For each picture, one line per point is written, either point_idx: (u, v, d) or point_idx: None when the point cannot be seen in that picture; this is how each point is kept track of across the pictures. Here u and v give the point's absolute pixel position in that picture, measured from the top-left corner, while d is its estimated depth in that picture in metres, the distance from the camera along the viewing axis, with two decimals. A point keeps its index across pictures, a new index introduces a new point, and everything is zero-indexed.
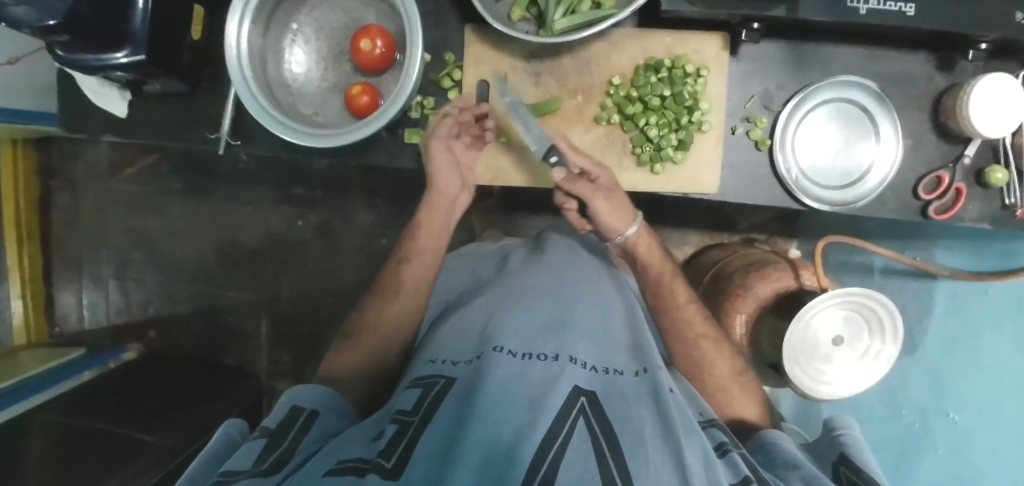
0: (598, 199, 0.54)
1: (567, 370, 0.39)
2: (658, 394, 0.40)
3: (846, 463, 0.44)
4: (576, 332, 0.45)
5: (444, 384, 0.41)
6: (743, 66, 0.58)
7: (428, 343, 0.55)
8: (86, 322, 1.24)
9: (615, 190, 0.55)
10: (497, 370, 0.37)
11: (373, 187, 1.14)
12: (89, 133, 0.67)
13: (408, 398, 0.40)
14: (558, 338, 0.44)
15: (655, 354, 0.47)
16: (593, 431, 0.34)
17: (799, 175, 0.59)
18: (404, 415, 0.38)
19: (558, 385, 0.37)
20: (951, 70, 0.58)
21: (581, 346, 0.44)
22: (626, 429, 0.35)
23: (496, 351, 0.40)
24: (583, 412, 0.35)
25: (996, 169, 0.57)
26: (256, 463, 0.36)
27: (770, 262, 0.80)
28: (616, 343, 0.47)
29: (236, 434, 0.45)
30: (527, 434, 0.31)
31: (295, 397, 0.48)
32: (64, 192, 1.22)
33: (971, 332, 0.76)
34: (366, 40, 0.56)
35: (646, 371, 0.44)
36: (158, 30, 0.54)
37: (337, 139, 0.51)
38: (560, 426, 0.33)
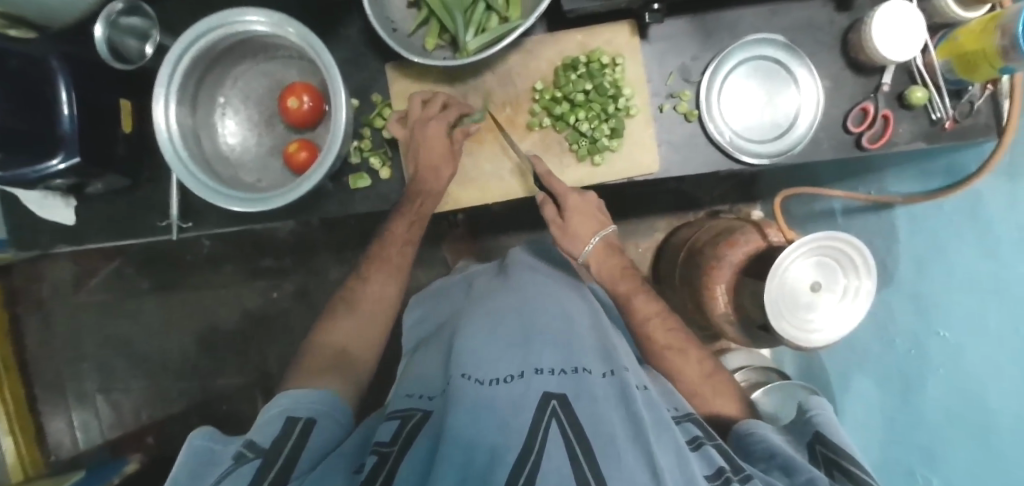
0: (571, 197, 0.59)
1: (534, 382, 0.41)
2: (625, 392, 0.41)
3: (820, 442, 0.45)
4: (541, 346, 0.47)
5: (420, 418, 0.43)
6: (656, 46, 0.61)
7: (404, 375, 0.56)
8: (81, 444, 1.20)
9: (587, 197, 0.61)
10: (464, 396, 0.39)
11: (342, 243, 1.14)
12: (42, 246, 0.67)
13: (386, 430, 0.42)
14: (523, 354, 0.46)
15: (622, 355, 0.49)
16: (566, 436, 0.35)
17: (733, 136, 0.61)
18: (381, 445, 0.39)
19: (526, 403, 0.39)
20: (848, 7, 0.61)
21: (547, 355, 0.45)
22: (597, 427, 0.36)
23: (463, 379, 0.42)
24: (555, 416, 0.37)
25: (915, 89, 0.60)
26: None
27: (736, 229, 0.81)
28: (584, 345, 0.48)
29: (210, 443, 0.43)
30: (502, 453, 0.33)
31: (290, 405, 0.48)
32: (33, 317, 1.19)
33: (940, 252, 0.68)
34: (293, 98, 0.57)
35: (613, 373, 0.44)
36: (89, 129, 0.55)
37: (281, 198, 0.52)
38: (532, 440, 0.35)
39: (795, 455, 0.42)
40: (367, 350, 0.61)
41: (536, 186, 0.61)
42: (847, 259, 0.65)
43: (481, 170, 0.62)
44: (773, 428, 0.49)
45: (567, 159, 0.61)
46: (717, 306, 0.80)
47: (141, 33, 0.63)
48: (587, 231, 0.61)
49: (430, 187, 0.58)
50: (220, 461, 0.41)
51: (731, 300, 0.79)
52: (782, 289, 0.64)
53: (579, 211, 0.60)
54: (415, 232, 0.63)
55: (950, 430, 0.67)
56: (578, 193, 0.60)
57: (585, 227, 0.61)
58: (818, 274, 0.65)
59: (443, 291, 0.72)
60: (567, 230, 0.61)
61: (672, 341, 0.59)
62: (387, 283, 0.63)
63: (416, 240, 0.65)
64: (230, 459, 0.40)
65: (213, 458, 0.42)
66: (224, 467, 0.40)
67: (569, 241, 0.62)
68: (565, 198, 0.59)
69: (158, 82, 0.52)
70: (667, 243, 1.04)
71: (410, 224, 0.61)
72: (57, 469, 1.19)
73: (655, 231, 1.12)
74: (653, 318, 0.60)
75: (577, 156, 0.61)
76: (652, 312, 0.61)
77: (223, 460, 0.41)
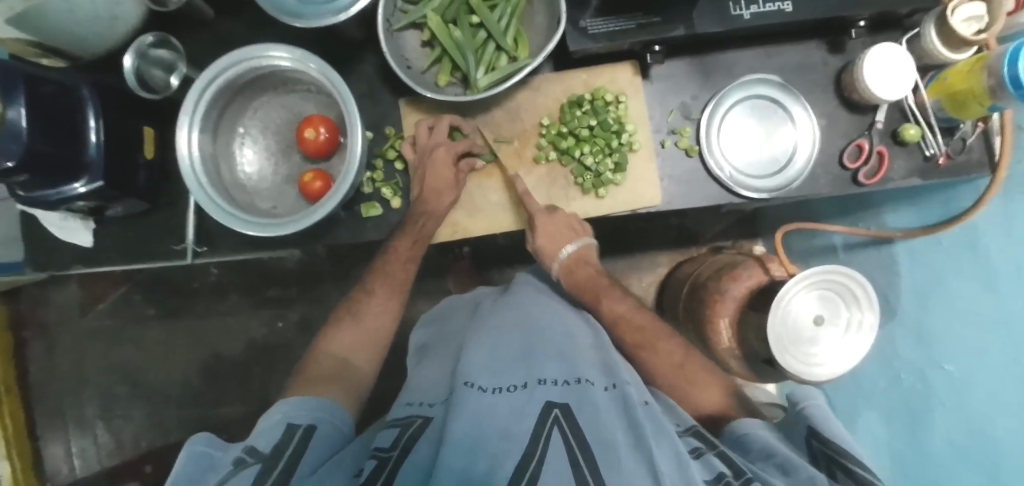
0: (541, 218, 0.60)
1: (536, 392, 0.42)
2: (626, 402, 0.42)
3: (816, 437, 0.47)
4: (544, 359, 0.48)
5: (421, 422, 0.44)
6: (657, 85, 0.64)
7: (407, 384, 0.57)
8: (78, 470, 1.19)
9: (560, 213, 0.61)
10: (467, 403, 0.40)
11: (347, 273, 1.15)
12: (58, 267, 0.68)
13: (387, 436, 0.43)
14: (526, 366, 0.47)
15: (623, 369, 0.49)
16: (568, 443, 0.36)
17: (733, 172, 0.63)
18: (381, 451, 0.40)
19: (528, 412, 0.40)
20: (841, 50, 0.64)
21: (548, 367, 0.46)
22: (598, 436, 0.37)
23: (467, 387, 0.42)
24: (557, 423, 0.38)
25: (908, 127, 0.62)
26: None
27: (738, 264, 0.82)
28: (586, 359, 0.50)
29: (207, 448, 0.43)
30: (503, 461, 0.34)
31: (290, 413, 0.49)
32: (38, 341, 1.20)
33: (940, 283, 0.69)
34: (310, 129, 0.60)
35: (615, 386, 0.45)
36: (114, 156, 0.58)
37: (296, 224, 0.54)
38: (534, 448, 0.36)
39: (793, 454, 0.42)
40: (368, 361, 0.63)
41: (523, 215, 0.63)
42: (848, 292, 0.65)
43: (489, 202, 0.64)
44: (768, 427, 0.48)
45: (572, 191, 0.63)
46: (721, 339, 0.81)
47: (168, 64, 0.66)
48: (557, 249, 0.62)
49: (433, 208, 0.60)
50: (220, 465, 0.41)
51: (734, 335, 0.80)
52: (784, 321, 0.65)
53: (548, 233, 0.61)
54: (418, 250, 0.63)
55: (957, 461, 0.65)
56: (548, 213, 0.60)
57: (556, 247, 0.62)
58: (821, 307, 0.66)
59: (447, 313, 0.73)
60: (538, 250, 0.62)
61: (662, 355, 0.60)
62: (390, 295, 0.65)
63: (418, 259, 0.65)
64: (231, 462, 0.40)
65: (214, 462, 0.42)
66: (225, 470, 0.40)
67: (543, 260, 0.63)
68: (535, 220, 0.60)
69: (184, 112, 0.55)
70: (670, 279, 1.06)
71: (413, 243, 0.62)
72: None
73: (657, 266, 1.13)
74: (647, 341, 0.62)
75: (582, 189, 0.63)
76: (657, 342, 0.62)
77: (223, 464, 0.41)
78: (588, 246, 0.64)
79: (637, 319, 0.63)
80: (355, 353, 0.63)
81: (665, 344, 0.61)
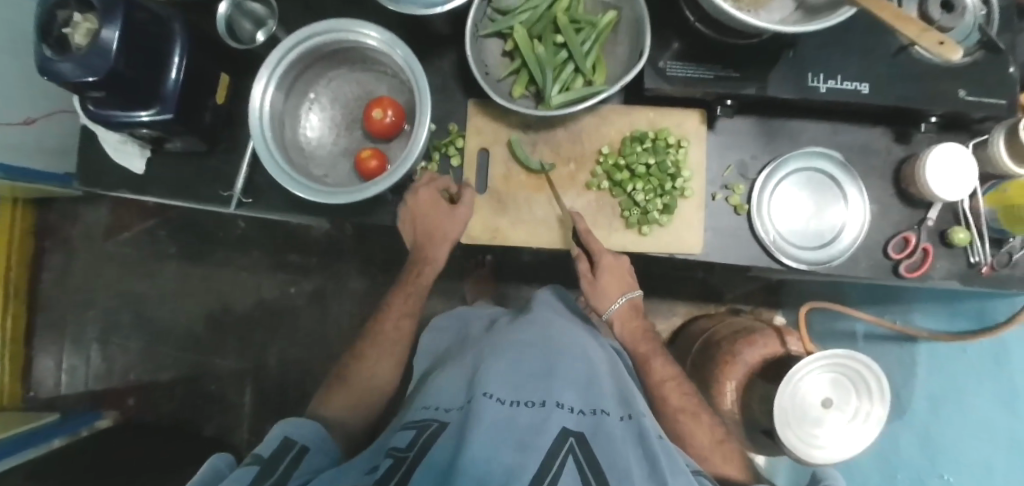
0: (604, 255, 0.61)
1: (554, 414, 0.42)
2: (644, 438, 0.43)
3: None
4: (564, 382, 0.48)
5: (437, 426, 0.43)
6: (720, 138, 0.65)
7: (420, 392, 0.56)
8: (62, 388, 1.20)
9: (621, 260, 0.63)
10: (486, 412, 0.40)
11: (368, 257, 1.17)
12: (105, 187, 0.70)
13: (403, 437, 0.43)
14: (546, 386, 0.47)
15: (640, 402, 0.50)
16: (581, 469, 0.37)
17: (777, 237, 0.63)
18: (398, 450, 0.40)
19: (546, 428, 0.40)
20: (907, 140, 0.64)
21: (568, 392, 0.46)
22: (615, 468, 0.38)
23: (485, 397, 0.42)
24: (572, 451, 0.38)
25: (958, 230, 0.61)
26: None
27: (756, 329, 0.83)
28: (604, 389, 0.50)
29: (223, 467, 0.43)
30: (517, 474, 0.34)
31: (291, 429, 0.48)
32: (58, 253, 1.22)
33: (959, 391, 0.69)
34: (378, 110, 0.61)
35: (632, 417, 0.46)
36: (187, 93, 0.59)
37: (347, 196, 0.55)
38: (549, 463, 0.37)
39: None
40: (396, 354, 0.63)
41: (572, 241, 0.63)
42: (863, 383, 0.64)
43: (532, 213, 0.64)
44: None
45: (615, 223, 0.64)
46: (724, 401, 0.79)
47: (258, 19, 0.68)
48: (614, 291, 0.63)
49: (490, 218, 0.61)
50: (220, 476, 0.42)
51: (738, 398, 0.78)
52: (792, 399, 0.64)
53: (611, 273, 0.62)
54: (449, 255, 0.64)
55: None
56: (612, 254, 0.62)
57: (613, 288, 0.63)
58: (831, 391, 0.64)
59: (467, 320, 0.74)
60: (597, 288, 0.63)
61: (685, 404, 0.60)
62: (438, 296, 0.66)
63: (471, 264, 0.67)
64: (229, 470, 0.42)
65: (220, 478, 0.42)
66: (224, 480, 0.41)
67: (597, 298, 0.64)
68: (598, 256, 0.61)
69: (265, 66, 0.57)
70: (681, 333, 1.06)
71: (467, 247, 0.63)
72: (32, 407, 1.19)
73: (673, 314, 1.13)
74: (668, 383, 0.62)
75: (626, 222, 0.63)
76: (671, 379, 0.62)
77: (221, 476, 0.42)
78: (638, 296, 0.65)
79: (664, 367, 0.63)
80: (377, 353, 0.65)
81: (685, 392, 0.62)
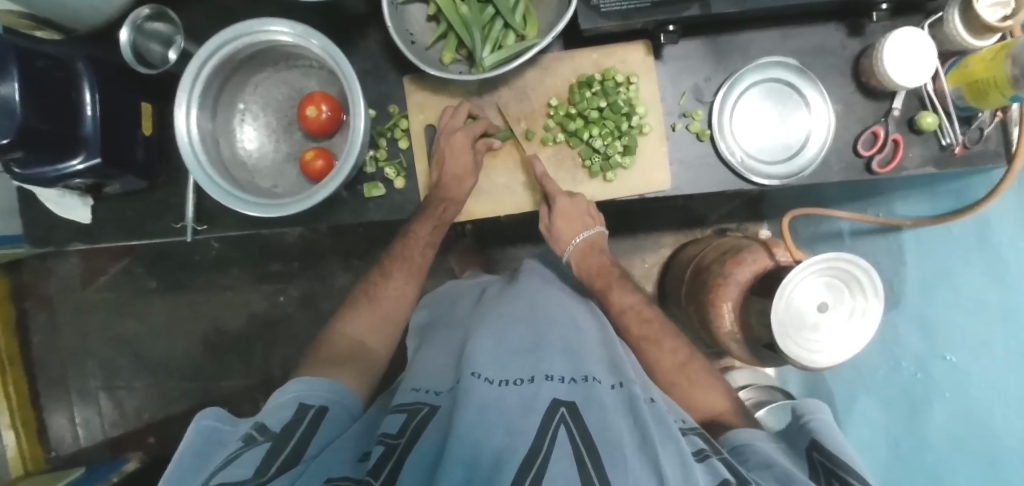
0: (561, 198, 0.61)
1: (543, 389, 0.44)
2: (632, 404, 0.44)
3: (817, 449, 0.46)
4: (550, 355, 0.50)
5: (428, 410, 0.46)
6: (670, 66, 0.62)
7: (405, 373, 0.58)
8: (81, 440, 1.21)
9: (579, 197, 0.62)
10: (476, 394, 0.42)
11: (349, 250, 1.15)
12: (56, 244, 0.67)
13: (394, 422, 0.44)
14: (531, 361, 0.49)
15: (630, 368, 0.52)
16: (572, 442, 0.38)
17: (745, 157, 0.62)
18: (389, 437, 0.41)
19: (537, 407, 0.42)
20: (860, 33, 0.62)
21: (555, 364, 0.49)
22: (605, 437, 0.38)
23: (474, 377, 0.45)
24: (563, 425, 0.39)
25: (925, 114, 0.60)
26: (258, 474, 0.36)
27: (743, 247, 0.81)
28: (593, 359, 0.51)
29: (213, 423, 0.44)
30: (510, 451, 0.36)
31: (304, 392, 0.49)
32: (41, 312, 1.20)
33: (947, 274, 0.68)
34: (312, 107, 0.58)
35: (621, 385, 0.47)
36: (111, 131, 0.56)
37: (297, 205, 0.53)
38: (541, 440, 0.38)
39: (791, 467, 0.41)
40: (386, 349, 0.63)
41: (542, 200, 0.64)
42: (855, 280, 0.64)
43: (494, 183, 0.65)
44: (768, 438, 0.49)
45: (579, 174, 0.64)
46: (723, 323, 0.80)
47: (165, 39, 0.63)
48: (572, 232, 0.63)
49: (456, 194, 0.61)
50: (230, 440, 0.42)
51: (737, 318, 0.79)
52: (788, 311, 0.63)
53: (566, 215, 0.62)
54: (437, 235, 0.64)
55: (956, 453, 0.66)
56: (569, 195, 0.61)
57: (570, 230, 0.63)
58: (827, 295, 0.65)
59: (452, 297, 0.75)
60: (553, 231, 0.63)
61: (660, 351, 0.61)
62: (410, 285, 0.66)
63: (437, 244, 0.66)
64: (240, 439, 0.42)
65: (224, 435, 0.43)
66: (234, 446, 0.41)
67: (554, 237, 0.64)
68: (555, 200, 0.61)
69: (182, 87, 0.53)
70: (673, 261, 1.06)
71: (434, 228, 0.63)
72: (58, 465, 1.20)
73: (661, 247, 1.13)
74: (649, 337, 0.63)
75: (590, 172, 0.63)
76: (632, 306, 0.63)
77: (231, 439, 0.42)
78: (599, 235, 0.65)
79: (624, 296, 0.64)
80: (373, 338, 0.63)
81: (656, 333, 0.62)
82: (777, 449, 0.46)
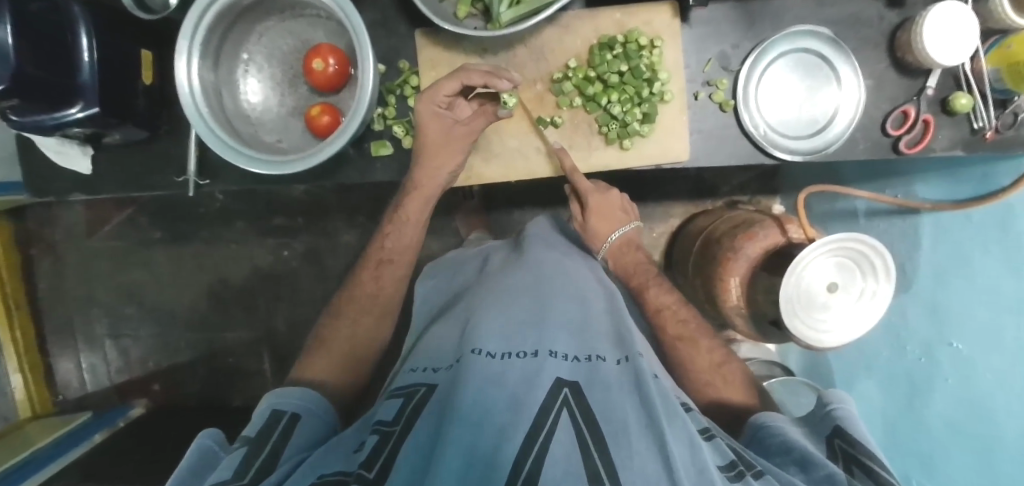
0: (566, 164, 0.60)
1: (547, 365, 0.44)
2: (638, 379, 0.44)
3: (839, 436, 0.46)
4: (555, 330, 0.49)
5: (425, 391, 0.46)
6: (696, 30, 0.59)
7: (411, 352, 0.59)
8: (88, 385, 1.23)
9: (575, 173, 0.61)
10: (476, 373, 0.42)
11: (354, 206, 1.14)
12: (57, 194, 0.66)
13: (389, 409, 0.45)
14: (537, 335, 0.48)
15: (636, 341, 0.51)
16: (575, 422, 0.38)
17: (767, 131, 0.59)
18: (384, 426, 0.42)
19: (540, 382, 0.41)
20: (900, 4, 0.58)
21: (561, 340, 0.48)
22: (609, 420, 0.38)
23: (475, 355, 0.45)
24: (567, 403, 0.39)
25: (960, 95, 0.56)
26: (235, 477, 0.38)
27: (757, 222, 0.79)
28: (597, 334, 0.51)
29: (212, 442, 0.44)
30: (510, 434, 0.35)
31: (279, 401, 0.51)
32: (46, 259, 1.21)
33: (965, 263, 0.66)
34: (318, 60, 0.56)
35: (627, 359, 0.47)
36: (109, 79, 0.54)
37: (303, 162, 0.51)
38: (543, 420, 0.37)
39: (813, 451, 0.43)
40: None
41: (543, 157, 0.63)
42: (868, 263, 0.62)
43: (505, 146, 0.63)
44: (789, 421, 0.50)
45: (594, 141, 0.62)
46: (729, 297, 0.79)
47: None
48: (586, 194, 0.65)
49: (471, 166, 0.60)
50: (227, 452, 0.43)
51: (744, 293, 0.77)
52: (798, 288, 0.62)
53: (600, 214, 0.68)
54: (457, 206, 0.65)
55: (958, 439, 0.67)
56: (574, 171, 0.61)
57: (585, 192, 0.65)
58: (837, 275, 0.63)
59: (455, 268, 0.75)
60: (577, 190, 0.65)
61: (681, 331, 0.63)
62: None
63: None
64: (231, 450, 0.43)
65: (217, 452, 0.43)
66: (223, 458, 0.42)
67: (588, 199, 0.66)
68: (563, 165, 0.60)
69: (183, 35, 0.51)
70: (682, 231, 1.05)
71: None
72: (67, 409, 1.23)
73: (670, 217, 1.12)
74: (665, 309, 0.65)
75: (606, 138, 0.61)
76: (669, 306, 0.65)
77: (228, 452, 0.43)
78: (634, 230, 0.70)
79: (660, 295, 0.66)
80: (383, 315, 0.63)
81: (681, 320, 0.64)
82: (798, 433, 0.47)
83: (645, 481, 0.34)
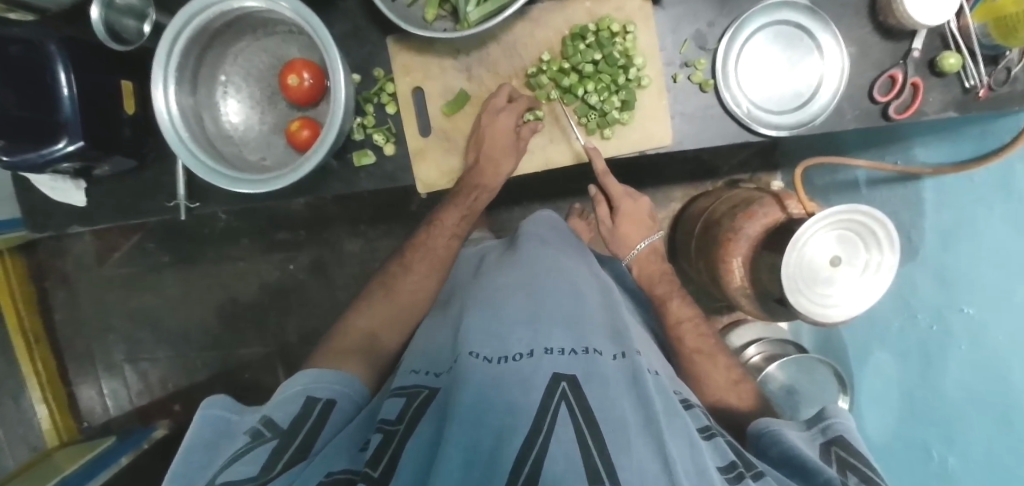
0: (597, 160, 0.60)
1: (543, 362, 0.43)
2: (635, 377, 0.44)
3: (839, 444, 0.45)
4: (551, 325, 0.49)
5: (427, 394, 0.46)
6: (670, 12, 0.58)
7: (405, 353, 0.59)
8: (112, 410, 1.25)
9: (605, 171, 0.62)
10: (473, 374, 0.42)
11: (355, 215, 1.15)
12: (55, 228, 0.68)
13: (393, 407, 0.44)
14: (533, 332, 0.48)
15: (631, 337, 0.52)
16: (574, 416, 0.38)
17: (751, 108, 0.58)
18: (388, 424, 0.41)
19: (537, 382, 0.41)
20: None
21: (556, 335, 0.48)
22: (608, 418, 0.38)
23: (471, 357, 0.45)
24: (565, 397, 0.39)
25: (948, 55, 0.54)
26: (263, 473, 0.38)
27: (755, 200, 0.78)
28: (593, 328, 0.51)
29: (220, 409, 0.47)
30: (510, 434, 0.35)
31: (312, 385, 0.50)
32: (61, 291, 1.23)
33: (970, 228, 0.65)
34: (293, 75, 0.56)
35: (624, 355, 0.48)
36: (93, 113, 0.55)
37: (285, 178, 0.51)
38: (543, 417, 0.37)
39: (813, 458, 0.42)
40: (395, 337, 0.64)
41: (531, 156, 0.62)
42: (869, 233, 0.61)
43: None
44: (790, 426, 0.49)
45: (575, 132, 0.61)
46: (733, 278, 0.78)
47: (139, 12, 0.61)
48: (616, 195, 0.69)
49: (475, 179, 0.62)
50: (236, 431, 0.45)
51: (748, 274, 0.76)
52: (799, 265, 0.60)
53: (629, 218, 0.72)
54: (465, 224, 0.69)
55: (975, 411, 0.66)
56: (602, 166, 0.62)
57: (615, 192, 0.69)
58: (839, 248, 0.61)
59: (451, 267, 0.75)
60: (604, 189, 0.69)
61: (700, 345, 0.65)
62: (426, 275, 0.68)
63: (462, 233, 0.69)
64: (247, 434, 0.43)
65: (232, 424, 0.46)
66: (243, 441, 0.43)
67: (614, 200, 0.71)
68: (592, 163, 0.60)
69: (157, 64, 0.51)
70: (683, 214, 1.03)
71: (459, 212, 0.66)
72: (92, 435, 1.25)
73: (671, 201, 1.11)
74: (684, 322, 0.66)
75: (587, 129, 0.61)
76: (689, 319, 0.67)
77: (237, 432, 0.45)
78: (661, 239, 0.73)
79: (681, 307, 0.67)
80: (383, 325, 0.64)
81: (702, 335, 0.65)
82: (799, 439, 0.46)
83: (644, 480, 0.33)
